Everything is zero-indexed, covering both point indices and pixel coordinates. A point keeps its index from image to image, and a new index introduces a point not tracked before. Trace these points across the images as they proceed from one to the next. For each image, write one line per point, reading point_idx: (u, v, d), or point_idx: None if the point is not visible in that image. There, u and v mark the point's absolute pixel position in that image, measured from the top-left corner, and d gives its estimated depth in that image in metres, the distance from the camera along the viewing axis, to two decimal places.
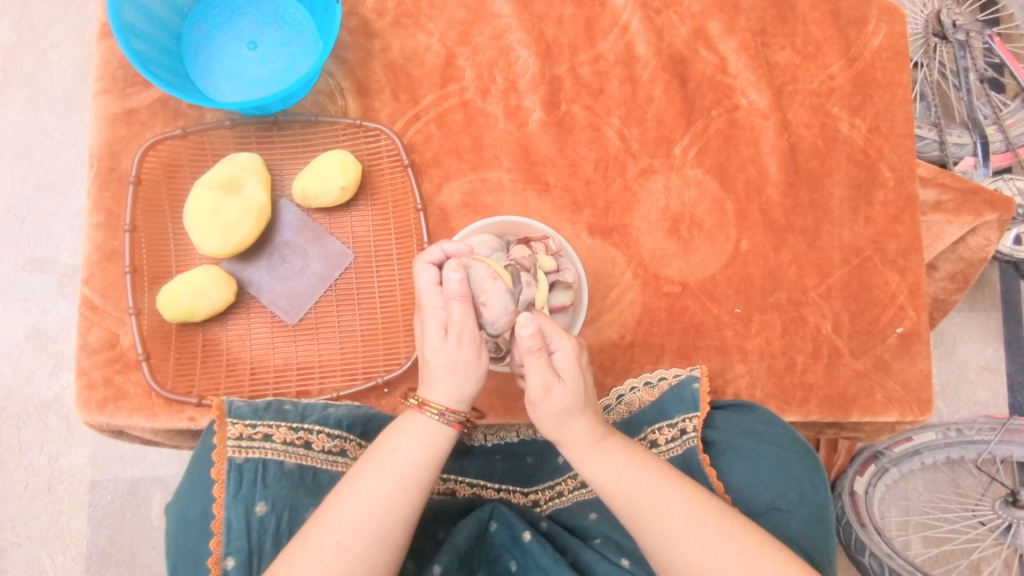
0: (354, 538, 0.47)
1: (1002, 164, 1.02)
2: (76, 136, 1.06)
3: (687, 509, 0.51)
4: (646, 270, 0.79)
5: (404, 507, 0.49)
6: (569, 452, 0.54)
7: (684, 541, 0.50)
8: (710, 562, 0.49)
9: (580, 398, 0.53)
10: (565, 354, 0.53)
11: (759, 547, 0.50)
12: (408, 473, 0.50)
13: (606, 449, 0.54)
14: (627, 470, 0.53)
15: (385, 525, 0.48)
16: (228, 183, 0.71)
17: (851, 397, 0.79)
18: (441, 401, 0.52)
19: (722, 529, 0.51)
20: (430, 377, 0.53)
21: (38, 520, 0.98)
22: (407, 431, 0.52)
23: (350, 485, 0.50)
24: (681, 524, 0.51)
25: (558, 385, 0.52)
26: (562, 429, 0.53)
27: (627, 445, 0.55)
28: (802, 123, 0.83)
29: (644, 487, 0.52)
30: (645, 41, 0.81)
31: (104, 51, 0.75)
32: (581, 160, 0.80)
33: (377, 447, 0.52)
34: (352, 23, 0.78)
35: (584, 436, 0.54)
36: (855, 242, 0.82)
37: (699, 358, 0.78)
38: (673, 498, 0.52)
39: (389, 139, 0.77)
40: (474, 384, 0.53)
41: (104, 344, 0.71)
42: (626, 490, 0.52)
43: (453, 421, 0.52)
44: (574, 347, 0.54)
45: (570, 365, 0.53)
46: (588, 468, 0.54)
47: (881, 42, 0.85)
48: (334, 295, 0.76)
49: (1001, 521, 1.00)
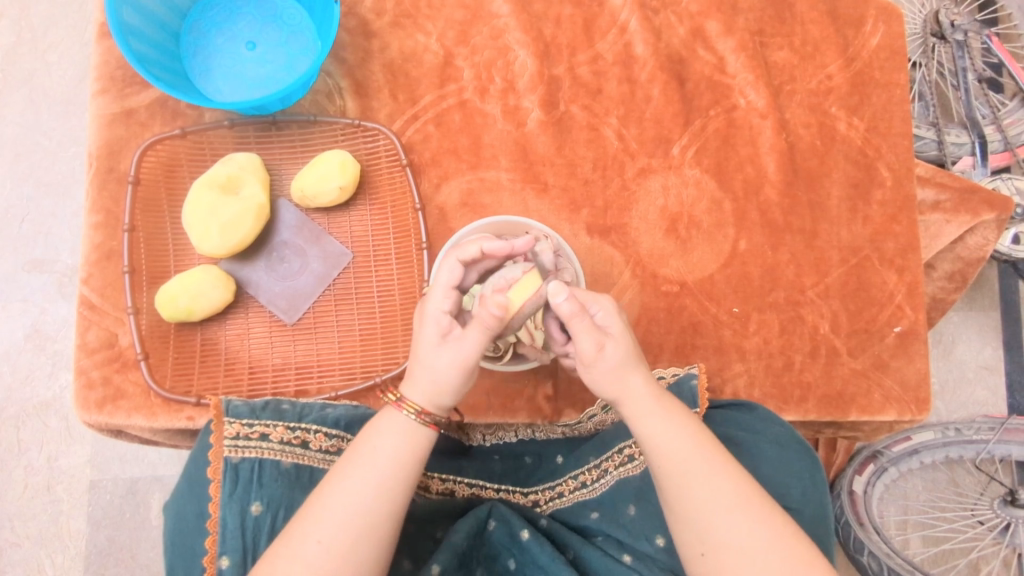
0: (336, 537, 0.47)
1: (1000, 164, 1.02)
2: (75, 137, 1.06)
3: (732, 485, 0.51)
4: (644, 269, 0.79)
5: (386, 506, 0.49)
6: (624, 407, 0.54)
7: (731, 511, 0.50)
8: (743, 541, 0.49)
9: (631, 354, 0.54)
10: (607, 313, 0.54)
11: (793, 537, 0.50)
12: (389, 473, 0.50)
13: (664, 410, 0.54)
14: (682, 435, 0.53)
15: (365, 526, 0.48)
16: (226, 183, 0.71)
17: (850, 397, 0.79)
18: (420, 401, 0.52)
19: (759, 510, 0.50)
20: (415, 374, 0.53)
21: (37, 520, 0.98)
22: (384, 431, 0.52)
23: (329, 483, 0.50)
24: (728, 496, 0.50)
25: (609, 342, 0.53)
26: (620, 383, 0.53)
27: (680, 411, 0.55)
28: (800, 123, 0.83)
29: (695, 453, 0.52)
30: (643, 42, 0.81)
31: (102, 52, 0.76)
32: (580, 160, 0.80)
33: (357, 445, 0.52)
34: (350, 23, 0.78)
35: (640, 393, 0.53)
36: (853, 242, 0.82)
37: (697, 357, 0.78)
38: (720, 472, 0.51)
39: (388, 139, 0.77)
40: (455, 394, 0.53)
41: (102, 343, 0.71)
42: (679, 453, 0.52)
43: (427, 420, 0.52)
44: (613, 306, 0.55)
45: (615, 323, 0.54)
46: (644, 425, 0.53)
47: (879, 42, 0.85)
48: (332, 294, 0.76)
49: (999, 521, 1.01)
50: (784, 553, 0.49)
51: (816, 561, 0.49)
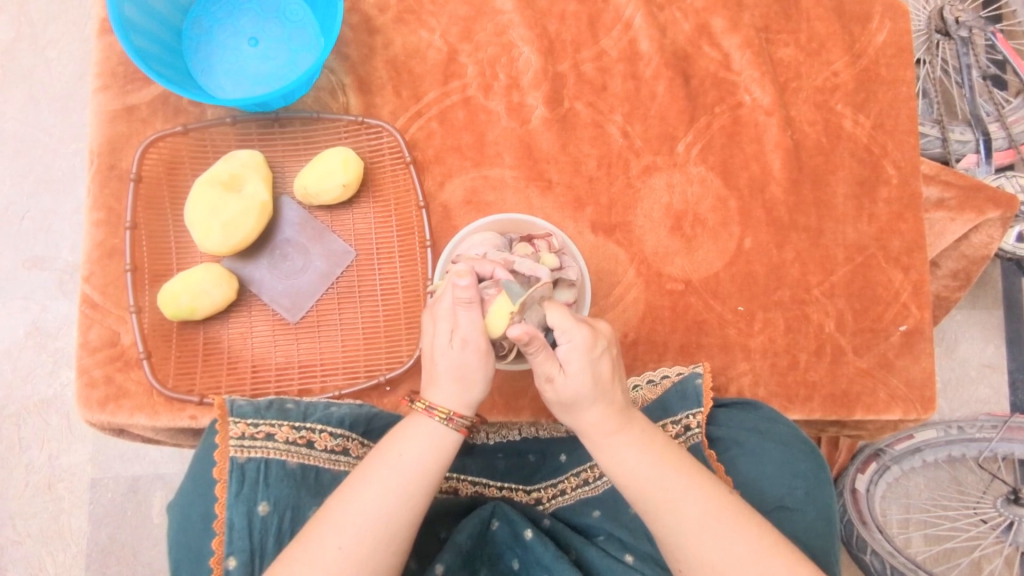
0: (355, 544, 0.47)
1: (1004, 162, 1.01)
2: (76, 133, 1.05)
3: (702, 505, 0.50)
4: (649, 268, 0.79)
5: (409, 515, 0.49)
6: (587, 439, 0.53)
7: (696, 534, 0.49)
8: (723, 558, 0.49)
9: (588, 391, 0.51)
10: (573, 347, 0.51)
11: (772, 547, 0.49)
12: (413, 481, 0.50)
13: (622, 440, 0.52)
14: (645, 463, 0.52)
15: (388, 533, 0.48)
16: (229, 181, 0.71)
17: (855, 396, 0.79)
18: (449, 406, 0.52)
19: (736, 524, 0.50)
20: (436, 379, 0.52)
21: (38, 518, 0.98)
22: (411, 437, 0.51)
23: (354, 487, 0.49)
24: (695, 519, 0.50)
25: (560, 375, 0.51)
26: (575, 416, 0.53)
27: (647, 433, 0.54)
28: (806, 120, 0.83)
29: (659, 480, 0.51)
30: (648, 38, 0.81)
31: (103, 48, 0.75)
32: (584, 158, 0.80)
33: (383, 449, 0.51)
34: (353, 19, 0.78)
35: (597, 425, 0.52)
36: (858, 240, 0.82)
37: (702, 356, 0.78)
38: (691, 492, 0.51)
39: (391, 136, 0.76)
40: (481, 388, 0.52)
41: (104, 342, 0.71)
42: (641, 481, 0.51)
43: (460, 427, 0.52)
44: (586, 339, 0.51)
45: (576, 358, 0.51)
46: (603, 456, 0.53)
47: (886, 38, 0.85)
48: (335, 293, 0.75)
49: (1002, 519, 0.99)
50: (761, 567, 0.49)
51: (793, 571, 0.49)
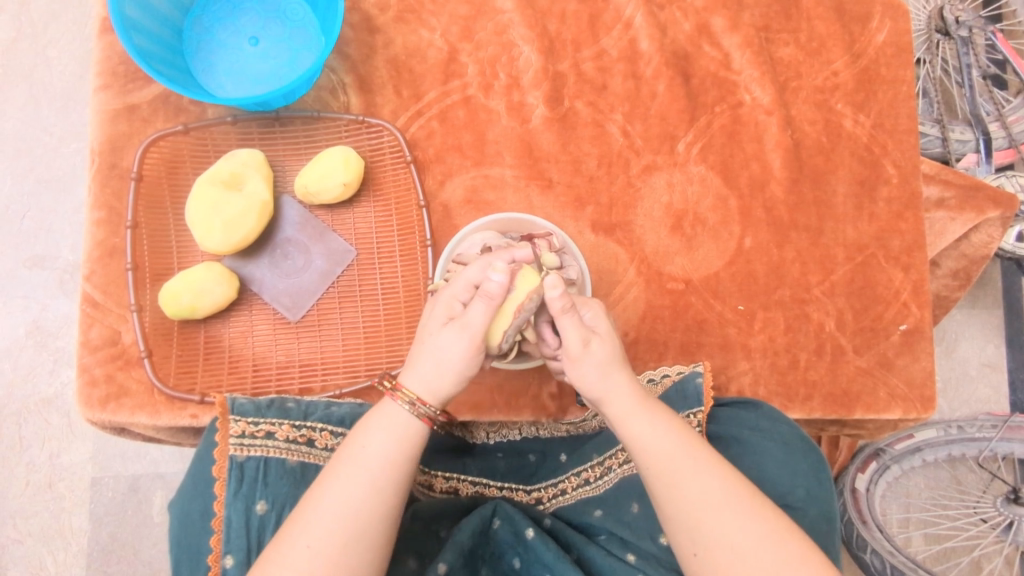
0: (324, 541, 0.47)
1: (1004, 161, 1.01)
2: (76, 132, 1.05)
3: (722, 482, 0.51)
4: (649, 267, 0.79)
5: (379, 506, 0.49)
6: (610, 412, 0.54)
7: (716, 510, 0.49)
8: (740, 538, 0.49)
9: (617, 356, 0.55)
10: (588, 320, 0.54)
11: (787, 531, 0.50)
12: (381, 474, 0.49)
13: (647, 412, 0.53)
14: (668, 438, 0.52)
15: (358, 528, 0.48)
16: (229, 180, 0.71)
17: (855, 395, 0.79)
18: (416, 390, 0.52)
19: (753, 505, 0.50)
20: (416, 362, 0.53)
21: (39, 517, 0.98)
22: (374, 432, 0.51)
23: (320, 485, 0.49)
24: (715, 495, 0.50)
25: (594, 340, 0.54)
26: (603, 387, 0.54)
27: (666, 413, 0.55)
28: (806, 120, 0.83)
29: (681, 454, 0.52)
30: (648, 38, 0.81)
31: (104, 47, 0.75)
32: (584, 157, 0.80)
33: (347, 445, 0.51)
34: (354, 18, 0.78)
35: (620, 399, 0.53)
36: (858, 239, 0.82)
37: (702, 355, 0.78)
38: (711, 469, 0.51)
39: (392, 135, 0.76)
40: (453, 382, 0.52)
41: (105, 341, 0.71)
42: (665, 454, 0.52)
43: (424, 415, 0.51)
44: (594, 314, 0.56)
45: (602, 323, 0.56)
46: (625, 430, 0.53)
47: (886, 38, 0.85)
48: (336, 292, 0.75)
49: (1003, 518, 0.99)
50: (776, 552, 0.48)
51: (805, 563, 0.48)
